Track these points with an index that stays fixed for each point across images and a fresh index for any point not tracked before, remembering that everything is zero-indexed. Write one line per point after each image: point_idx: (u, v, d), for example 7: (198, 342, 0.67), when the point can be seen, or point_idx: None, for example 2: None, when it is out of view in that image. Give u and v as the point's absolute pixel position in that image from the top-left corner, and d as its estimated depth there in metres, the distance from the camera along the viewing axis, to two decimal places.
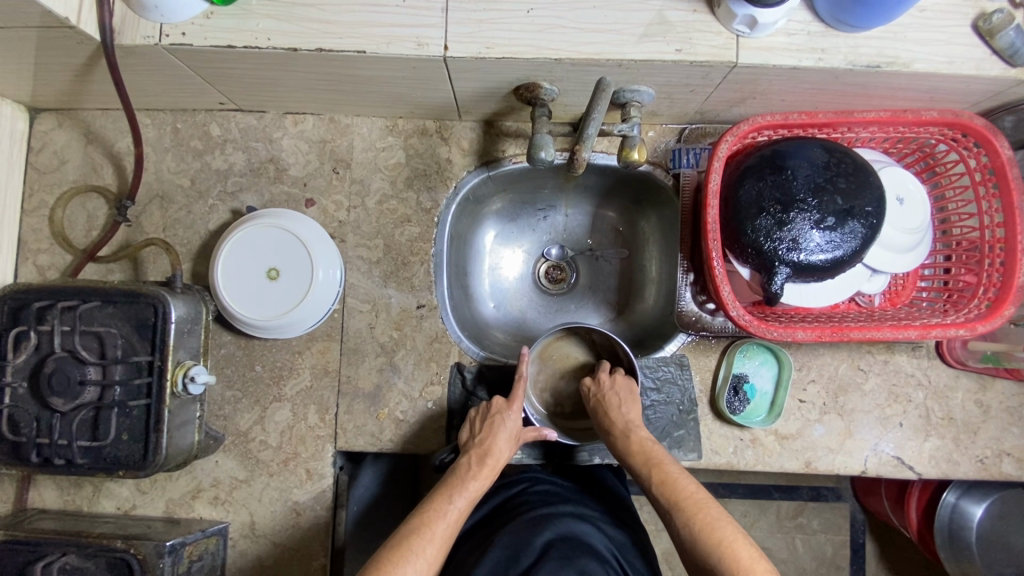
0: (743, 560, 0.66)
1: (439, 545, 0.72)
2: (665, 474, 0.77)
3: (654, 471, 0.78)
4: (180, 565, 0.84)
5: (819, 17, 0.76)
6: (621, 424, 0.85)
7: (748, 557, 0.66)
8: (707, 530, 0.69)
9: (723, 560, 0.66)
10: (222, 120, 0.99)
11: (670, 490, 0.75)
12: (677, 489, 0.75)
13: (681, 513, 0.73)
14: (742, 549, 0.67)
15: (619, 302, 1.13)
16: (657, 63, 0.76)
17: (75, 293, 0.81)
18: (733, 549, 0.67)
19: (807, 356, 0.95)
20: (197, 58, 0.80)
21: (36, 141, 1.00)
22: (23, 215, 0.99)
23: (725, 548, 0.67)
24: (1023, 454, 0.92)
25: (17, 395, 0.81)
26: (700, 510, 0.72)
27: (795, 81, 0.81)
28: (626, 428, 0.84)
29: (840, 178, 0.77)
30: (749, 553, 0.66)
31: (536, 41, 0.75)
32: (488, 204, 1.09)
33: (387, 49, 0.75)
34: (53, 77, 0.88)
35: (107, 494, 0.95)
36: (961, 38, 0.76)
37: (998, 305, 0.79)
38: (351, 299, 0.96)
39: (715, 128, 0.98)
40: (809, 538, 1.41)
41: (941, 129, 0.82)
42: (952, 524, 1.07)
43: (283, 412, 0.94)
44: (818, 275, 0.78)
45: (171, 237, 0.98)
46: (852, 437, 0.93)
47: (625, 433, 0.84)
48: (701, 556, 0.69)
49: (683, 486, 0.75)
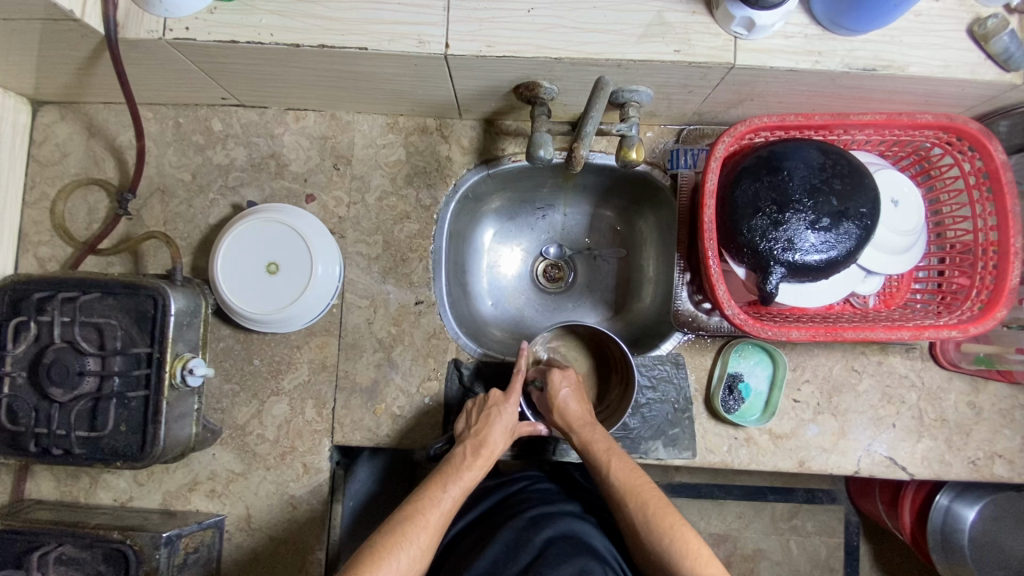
0: (692, 547, 0.70)
1: (432, 534, 0.73)
2: (622, 462, 0.79)
3: (614, 459, 0.80)
4: (177, 556, 0.85)
5: (816, 20, 0.77)
6: (585, 416, 0.86)
7: (696, 542, 0.71)
8: (658, 516, 0.73)
9: (674, 544, 0.71)
10: (224, 115, 1.00)
11: (625, 479, 0.78)
12: (629, 477, 0.78)
13: (633, 501, 0.76)
14: (691, 535, 0.72)
15: (616, 302, 1.14)
16: (655, 63, 0.76)
17: (75, 284, 0.81)
18: (683, 535, 0.71)
19: (802, 357, 0.96)
20: (200, 53, 0.80)
21: (38, 134, 1.01)
22: (24, 207, 1.00)
23: (675, 535, 0.71)
24: (1014, 456, 0.93)
25: (17, 384, 0.81)
26: (651, 496, 0.75)
27: (792, 84, 0.82)
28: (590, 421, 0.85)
29: (836, 179, 0.78)
30: (696, 538, 0.71)
31: (536, 40, 0.76)
32: (488, 202, 1.10)
33: (389, 46, 0.76)
34: (56, 70, 0.88)
35: (104, 485, 0.95)
36: (957, 43, 0.77)
37: (990, 307, 0.80)
38: (350, 294, 0.97)
39: (713, 129, 0.99)
40: (802, 540, 1.42)
41: (936, 133, 0.83)
42: (944, 526, 1.08)
43: (281, 406, 0.95)
44: (813, 275, 0.78)
45: (172, 231, 0.99)
46: (845, 437, 0.94)
47: (587, 425, 0.85)
48: (654, 541, 0.73)
49: (636, 475, 0.78)
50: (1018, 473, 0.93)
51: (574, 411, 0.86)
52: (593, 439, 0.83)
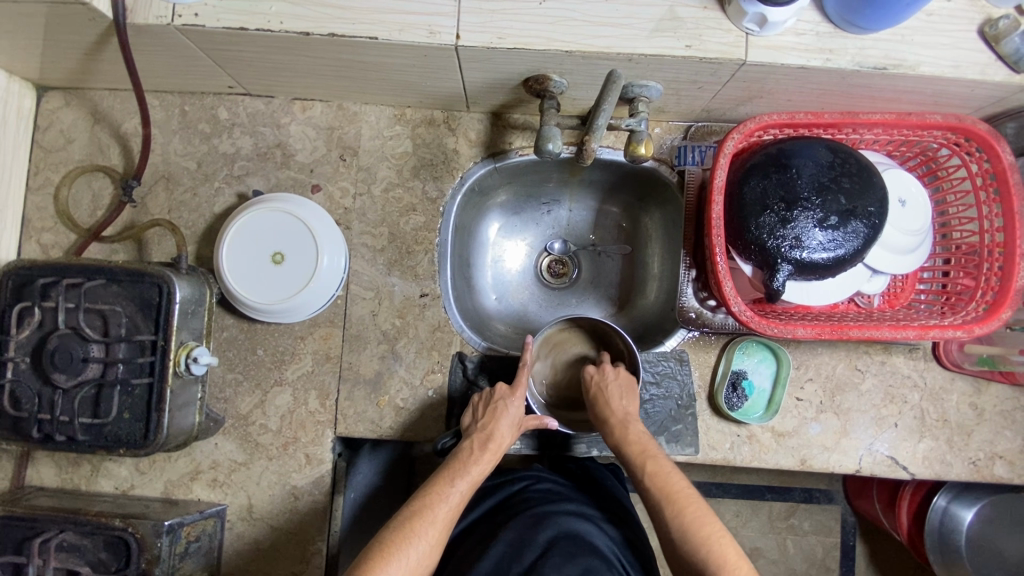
0: (729, 559, 0.69)
1: (441, 529, 0.73)
2: (658, 466, 0.79)
3: (648, 462, 0.80)
4: (178, 545, 0.84)
5: (828, 17, 0.77)
6: (623, 414, 0.86)
7: (734, 555, 0.69)
8: (696, 524, 0.72)
9: (711, 554, 0.70)
10: (231, 104, 1.00)
11: (662, 485, 0.77)
12: (668, 484, 0.77)
13: (671, 507, 0.75)
14: (729, 547, 0.70)
15: (620, 298, 1.14)
16: (667, 58, 0.76)
17: (80, 271, 0.81)
18: (720, 547, 0.70)
19: (806, 355, 0.96)
20: (208, 40, 0.80)
21: (43, 120, 1.00)
22: (28, 193, 0.99)
23: (712, 544, 0.70)
24: (1015, 457, 0.94)
25: (20, 370, 0.81)
26: (689, 506, 0.75)
27: (802, 81, 0.81)
28: (626, 420, 0.85)
29: (844, 177, 0.78)
30: (734, 551, 0.70)
31: (547, 33, 0.76)
32: (494, 196, 1.10)
33: (399, 36, 0.76)
34: (62, 55, 0.87)
35: (106, 473, 0.95)
36: (968, 43, 0.77)
37: (995, 308, 0.80)
38: (355, 286, 0.97)
39: (721, 127, 0.99)
40: (800, 539, 1.42)
41: (944, 133, 0.83)
42: (942, 526, 1.08)
43: (283, 397, 0.95)
44: (820, 274, 0.79)
45: (176, 219, 0.98)
46: (847, 436, 0.94)
47: (623, 424, 0.85)
48: (690, 550, 0.71)
49: (673, 481, 0.78)
50: (1018, 475, 0.93)
51: (612, 408, 0.87)
52: (627, 438, 0.84)
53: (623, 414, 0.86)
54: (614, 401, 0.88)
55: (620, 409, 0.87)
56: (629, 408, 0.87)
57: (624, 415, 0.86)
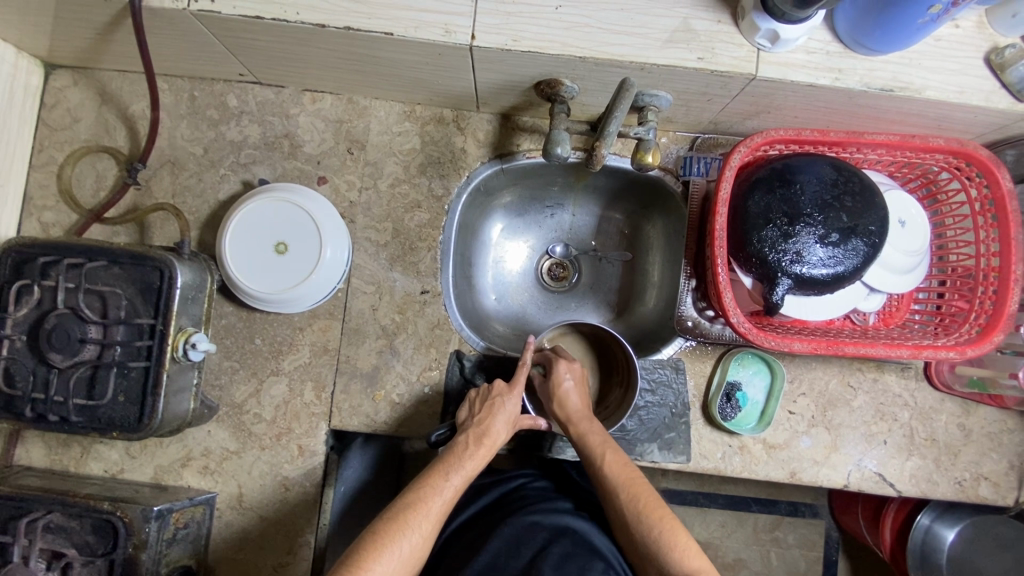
0: (678, 544, 0.74)
1: (433, 522, 0.73)
2: (615, 455, 0.82)
3: (608, 452, 0.81)
4: (166, 531, 0.84)
5: (838, 37, 0.78)
6: (582, 412, 0.87)
7: (683, 541, 0.74)
8: (648, 513, 0.77)
9: (661, 537, 0.74)
10: (241, 92, 1.00)
11: (619, 472, 0.80)
12: (623, 470, 0.80)
13: (624, 495, 0.79)
14: (680, 531, 0.75)
15: (619, 304, 1.15)
16: (678, 69, 0.77)
17: (81, 251, 0.80)
18: (671, 532, 0.75)
19: (800, 369, 0.97)
20: (224, 26, 0.80)
21: (50, 98, 1.00)
22: (31, 170, 0.99)
23: (664, 529, 0.75)
24: (1000, 479, 0.95)
25: (15, 347, 0.80)
26: (644, 491, 0.79)
27: (810, 99, 0.83)
28: (588, 416, 0.87)
29: (847, 196, 0.79)
30: (682, 537, 0.74)
31: (562, 37, 0.76)
32: (499, 197, 1.10)
33: (415, 33, 0.76)
34: (75, 34, 0.87)
35: (96, 456, 0.94)
36: (973, 70, 0.78)
37: (988, 331, 0.81)
38: (357, 280, 0.97)
39: (727, 139, 1.00)
40: (783, 552, 1.43)
41: (945, 157, 0.85)
42: (924, 545, 1.09)
43: (279, 387, 0.95)
44: (818, 289, 0.79)
45: (180, 204, 0.98)
46: (837, 451, 0.95)
47: (585, 418, 0.86)
48: (643, 538, 0.76)
49: (629, 469, 0.81)
50: (1002, 496, 0.95)
51: (575, 403, 0.88)
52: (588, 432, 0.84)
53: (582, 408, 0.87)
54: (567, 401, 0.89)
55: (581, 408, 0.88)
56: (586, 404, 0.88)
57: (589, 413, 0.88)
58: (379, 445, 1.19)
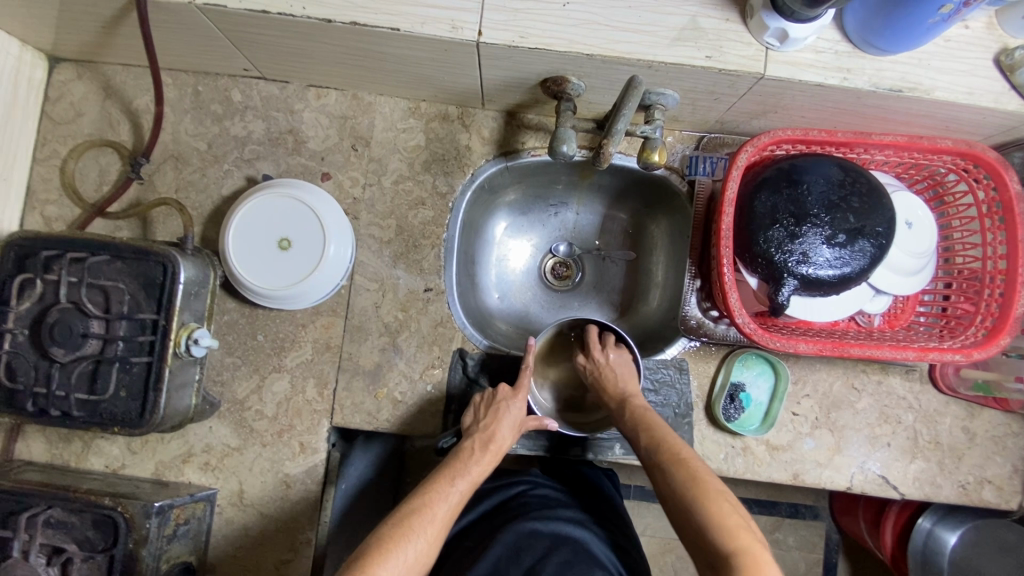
0: (716, 513, 0.68)
1: (439, 527, 0.73)
2: (652, 437, 0.80)
3: (642, 433, 0.82)
4: (167, 527, 0.84)
5: (847, 37, 0.77)
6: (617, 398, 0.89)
7: (722, 509, 0.69)
8: (686, 486, 0.72)
9: (698, 509, 0.69)
10: (245, 87, 0.99)
11: (656, 451, 0.78)
12: (662, 449, 0.78)
13: (664, 471, 0.76)
14: (717, 501, 0.69)
15: (622, 304, 1.14)
16: (686, 68, 0.77)
17: (84, 246, 0.80)
18: (708, 502, 0.69)
19: (804, 370, 0.97)
20: (229, 21, 0.79)
21: (54, 91, 0.99)
22: (34, 163, 0.98)
23: (700, 500, 0.70)
24: (1004, 483, 0.95)
25: (17, 342, 0.80)
26: (682, 466, 0.75)
27: (818, 99, 0.82)
28: (624, 399, 0.88)
29: (854, 197, 0.78)
30: (721, 506, 0.69)
31: (569, 34, 0.76)
32: (503, 195, 1.10)
33: (422, 29, 0.76)
34: (79, 27, 0.87)
35: (97, 451, 0.94)
36: (983, 71, 0.78)
37: (994, 334, 0.81)
38: (359, 276, 0.96)
39: (733, 139, 0.99)
40: (783, 554, 1.43)
41: (953, 159, 0.84)
42: (926, 547, 1.09)
43: (282, 383, 0.94)
44: (824, 290, 0.79)
45: (183, 199, 0.98)
46: (841, 453, 0.95)
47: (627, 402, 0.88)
48: (681, 511, 0.71)
49: (668, 446, 0.78)
50: (1006, 500, 0.94)
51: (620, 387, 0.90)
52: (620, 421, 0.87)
53: (620, 396, 0.89)
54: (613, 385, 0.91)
55: (618, 392, 0.90)
56: (629, 389, 0.89)
57: (623, 395, 0.89)
58: (380, 443, 1.19)
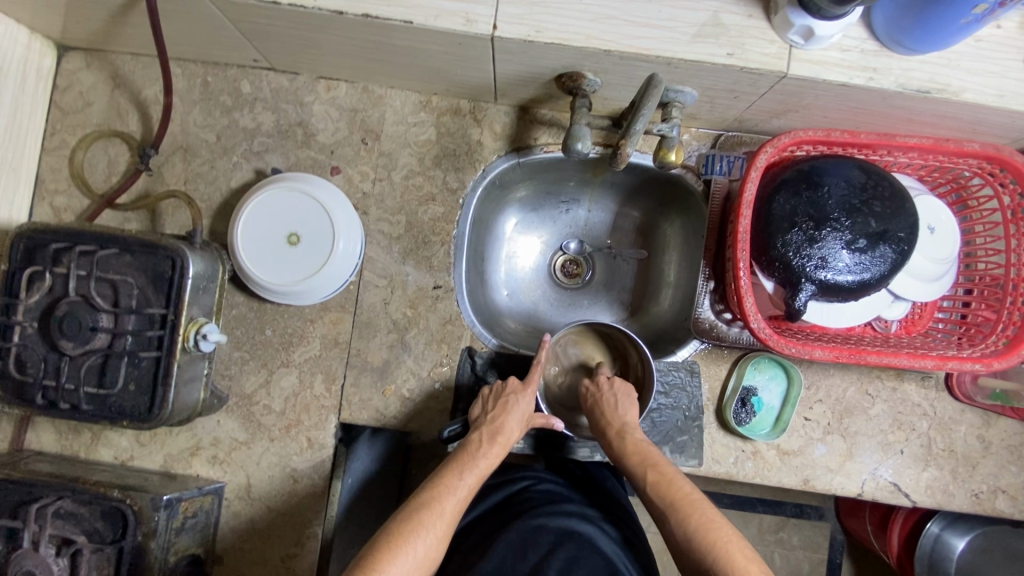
0: (738, 562, 0.67)
1: (448, 522, 0.72)
2: (659, 474, 0.78)
3: (650, 470, 0.79)
4: (175, 520, 0.84)
5: (874, 35, 0.75)
6: (617, 423, 0.85)
7: (742, 561, 0.67)
8: (702, 530, 0.71)
9: (717, 558, 0.68)
10: (254, 78, 0.98)
11: (666, 492, 0.76)
12: (672, 488, 0.76)
13: (676, 513, 0.74)
14: (737, 551, 0.68)
15: (633, 303, 1.13)
16: (706, 65, 0.74)
17: (92, 239, 0.79)
18: (728, 551, 0.68)
19: (818, 375, 0.95)
20: (239, 11, 0.78)
21: (62, 80, 0.98)
22: (43, 153, 0.98)
23: (717, 552, 0.69)
24: (1018, 493, 0.93)
25: (27, 334, 0.80)
26: (696, 511, 0.73)
27: (841, 99, 0.80)
28: (622, 429, 0.85)
29: (876, 201, 0.77)
30: (743, 556, 0.68)
31: (587, 30, 0.74)
32: (514, 190, 1.08)
33: (435, 22, 0.74)
34: (88, 15, 0.85)
35: (106, 442, 0.94)
36: (1015, 72, 0.75)
37: (1016, 343, 0.79)
38: (369, 272, 0.96)
39: (751, 138, 0.97)
40: (788, 553, 1.43)
41: (979, 162, 0.82)
42: (934, 553, 1.07)
43: (290, 378, 0.94)
44: (842, 296, 0.77)
45: (192, 191, 0.97)
46: (852, 459, 0.94)
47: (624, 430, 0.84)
48: (698, 557, 0.70)
49: (678, 486, 0.77)
50: (1019, 510, 0.93)
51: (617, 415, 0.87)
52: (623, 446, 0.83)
53: (620, 423, 0.85)
54: (613, 412, 0.87)
55: (617, 419, 0.86)
56: (627, 416, 0.86)
57: (622, 424, 0.85)
58: (387, 437, 1.19)
